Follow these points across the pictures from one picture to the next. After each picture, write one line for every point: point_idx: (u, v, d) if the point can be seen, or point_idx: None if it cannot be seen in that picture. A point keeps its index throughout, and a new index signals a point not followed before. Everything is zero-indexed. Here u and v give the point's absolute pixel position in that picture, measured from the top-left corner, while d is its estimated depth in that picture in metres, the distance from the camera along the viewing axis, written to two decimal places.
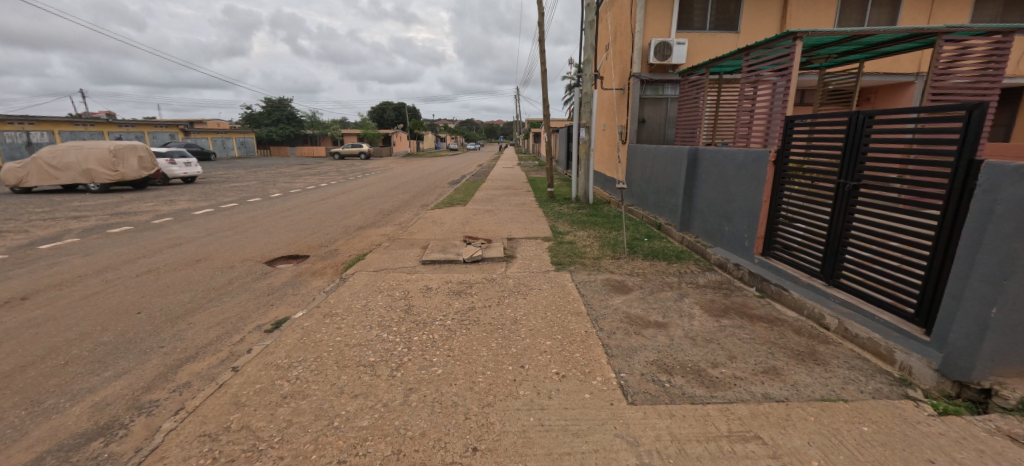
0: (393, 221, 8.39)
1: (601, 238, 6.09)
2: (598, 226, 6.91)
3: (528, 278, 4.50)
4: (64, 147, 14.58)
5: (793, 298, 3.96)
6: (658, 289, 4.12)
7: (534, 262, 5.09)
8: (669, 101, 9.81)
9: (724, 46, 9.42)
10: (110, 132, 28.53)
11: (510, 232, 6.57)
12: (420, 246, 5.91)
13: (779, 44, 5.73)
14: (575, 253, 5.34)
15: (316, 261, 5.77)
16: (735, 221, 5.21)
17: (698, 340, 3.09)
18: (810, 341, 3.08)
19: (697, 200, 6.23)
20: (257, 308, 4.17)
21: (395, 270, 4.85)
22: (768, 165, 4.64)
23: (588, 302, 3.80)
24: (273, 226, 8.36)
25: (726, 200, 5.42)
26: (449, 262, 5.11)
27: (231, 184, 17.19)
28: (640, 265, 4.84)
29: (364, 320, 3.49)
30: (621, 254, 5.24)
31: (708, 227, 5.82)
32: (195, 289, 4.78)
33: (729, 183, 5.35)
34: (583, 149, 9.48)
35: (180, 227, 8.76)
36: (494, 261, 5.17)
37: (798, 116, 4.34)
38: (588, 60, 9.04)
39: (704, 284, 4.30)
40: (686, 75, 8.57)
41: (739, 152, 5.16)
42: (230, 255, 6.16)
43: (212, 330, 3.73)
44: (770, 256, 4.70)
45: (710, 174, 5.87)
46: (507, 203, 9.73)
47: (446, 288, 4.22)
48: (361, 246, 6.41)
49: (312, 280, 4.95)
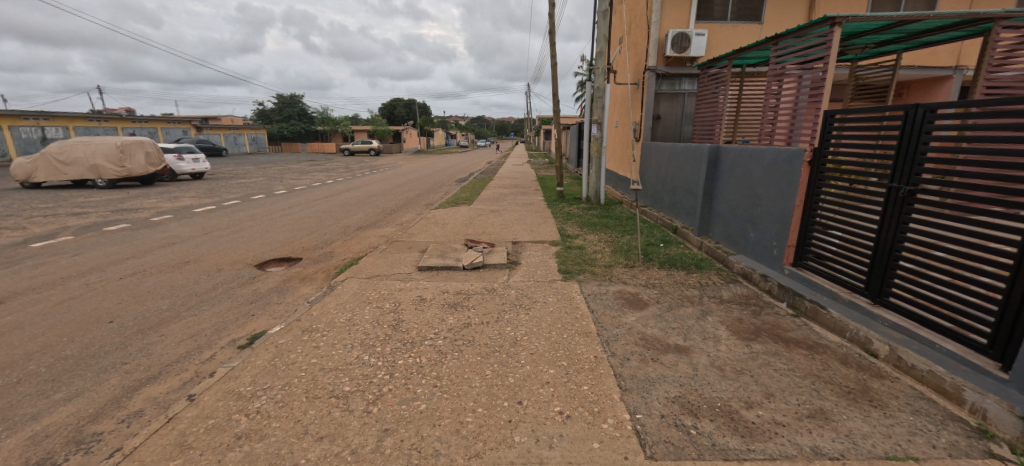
0: (394, 221, 8.04)
1: (614, 243, 5.64)
2: (609, 229, 6.46)
3: (531, 289, 4.08)
4: (73, 142, 14.56)
5: (831, 317, 3.48)
6: (677, 304, 3.68)
7: (540, 270, 4.67)
8: (686, 96, 9.26)
9: (746, 38, 8.85)
10: (123, 128, 28.88)
11: (516, 235, 6.16)
12: (419, 250, 5.54)
13: (811, 32, 5.22)
14: (585, 260, 4.90)
15: (309, 265, 5.44)
16: (763, 227, 4.70)
17: (726, 371, 2.65)
18: (861, 376, 2.63)
19: (718, 202, 5.72)
20: (237, 319, 3.84)
21: (389, 277, 4.47)
22: (803, 166, 4.13)
23: (598, 320, 3.36)
24: (271, 225, 8.08)
25: (752, 203, 4.93)
26: (447, 269, 4.71)
27: (238, 180, 17.07)
28: (656, 275, 4.39)
29: (346, 338, 3.11)
30: (635, 261, 4.80)
31: (731, 233, 5.32)
32: (176, 295, 4.48)
33: (756, 184, 4.85)
34: (595, 146, 9.00)
35: (178, 225, 8.54)
36: (496, 268, 4.76)
37: (839, 110, 3.83)
38: (600, 53, 8.54)
39: (728, 298, 3.83)
40: (706, 68, 8.08)
41: (767, 151, 4.66)
42: (220, 256, 5.87)
43: (183, 344, 3.41)
44: (803, 267, 4.23)
45: (733, 174, 5.37)
46: (514, 203, 9.32)
47: (441, 300, 3.82)
48: (358, 248, 6.06)
49: (300, 287, 4.60)
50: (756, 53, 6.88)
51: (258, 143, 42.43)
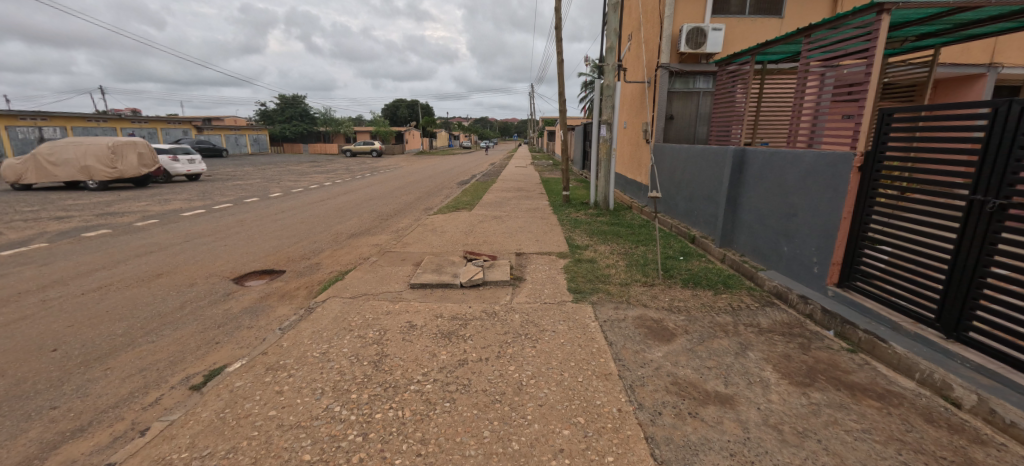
0: (390, 228, 7.53)
1: (629, 256, 5.09)
2: (622, 239, 5.91)
3: (538, 314, 3.54)
4: (63, 143, 14.15)
5: (894, 352, 2.92)
6: (710, 335, 3.13)
7: (547, 288, 4.12)
8: (700, 95, 8.71)
9: (766, 32, 8.30)
10: (122, 128, 28.66)
11: (520, 246, 5.62)
12: (413, 263, 5.00)
13: (848, 22, 4.70)
14: (598, 277, 4.35)
15: (291, 279, 4.92)
16: (800, 241, 4.15)
17: (785, 434, 2.10)
18: (959, 443, 2.08)
19: (742, 211, 5.19)
20: (198, 348, 3.33)
21: (376, 297, 3.94)
22: (852, 172, 3.57)
23: (619, 357, 2.82)
24: (259, 232, 7.61)
25: (786, 213, 4.37)
26: (443, 288, 4.18)
27: (234, 182, 16.59)
28: (680, 296, 3.85)
29: (316, 380, 2.58)
30: (655, 279, 4.25)
31: (761, 245, 4.76)
32: (137, 316, 3.99)
33: (791, 192, 4.29)
34: (604, 148, 8.46)
35: (162, 231, 8.07)
36: (497, 286, 4.22)
37: (897, 109, 3.27)
38: (611, 48, 8.00)
39: (768, 328, 3.27)
40: (724, 65, 7.54)
41: (806, 154, 4.10)
42: (195, 268, 5.37)
43: (127, 383, 2.88)
44: (851, 288, 3.67)
45: (762, 181, 4.81)
46: (517, 208, 8.78)
47: (434, 328, 3.28)
48: (347, 259, 5.54)
49: (277, 307, 4.08)
50: (781, 49, 6.34)
51: (260, 144, 42.16)
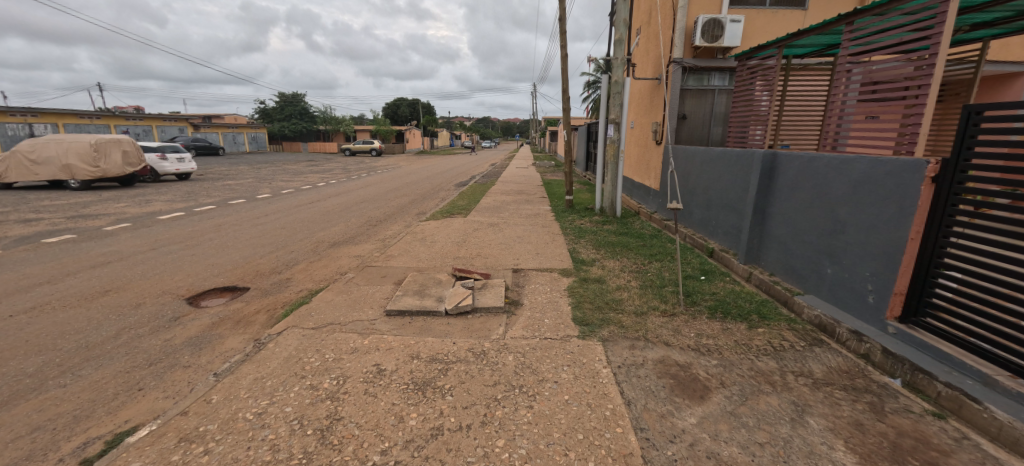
0: (376, 235, 6.88)
1: (643, 274, 4.44)
2: (633, 253, 5.25)
3: (537, 355, 2.88)
4: (44, 140, 13.54)
5: (992, 418, 2.30)
6: (753, 390, 2.48)
7: (548, 318, 3.46)
8: (715, 93, 8.05)
9: (789, 25, 7.64)
10: (116, 125, 28.18)
11: (518, 261, 4.96)
12: (394, 282, 4.34)
13: (898, 7, 4.03)
14: (608, 304, 3.68)
15: (253, 299, 4.28)
16: (848, 263, 3.52)
17: None
18: None
19: (770, 223, 4.56)
20: (115, 397, 2.69)
21: (342, 329, 3.28)
22: (924, 183, 2.92)
23: (641, 425, 2.17)
24: (234, 239, 6.98)
25: (830, 230, 3.72)
26: (424, 316, 3.52)
27: (223, 182, 15.98)
28: (708, 331, 3.20)
29: (238, 460, 1.94)
30: (677, 308, 3.58)
31: (797, 266, 4.12)
32: (59, 347, 3.35)
33: (837, 206, 3.64)
34: (611, 150, 7.79)
35: (130, 236, 7.44)
36: (489, 314, 3.56)
37: (989, 108, 2.64)
38: (619, 41, 7.34)
39: (824, 379, 2.62)
40: (744, 60, 6.88)
41: (858, 161, 3.46)
42: (149, 284, 4.74)
43: (4, 454, 2.23)
44: (915, 324, 3.05)
45: (797, 190, 4.16)
46: (516, 214, 8.13)
47: (405, 376, 2.62)
48: (320, 274, 4.89)
49: (228, 337, 3.44)
50: (811, 38, 5.72)
51: (258, 143, 41.66)
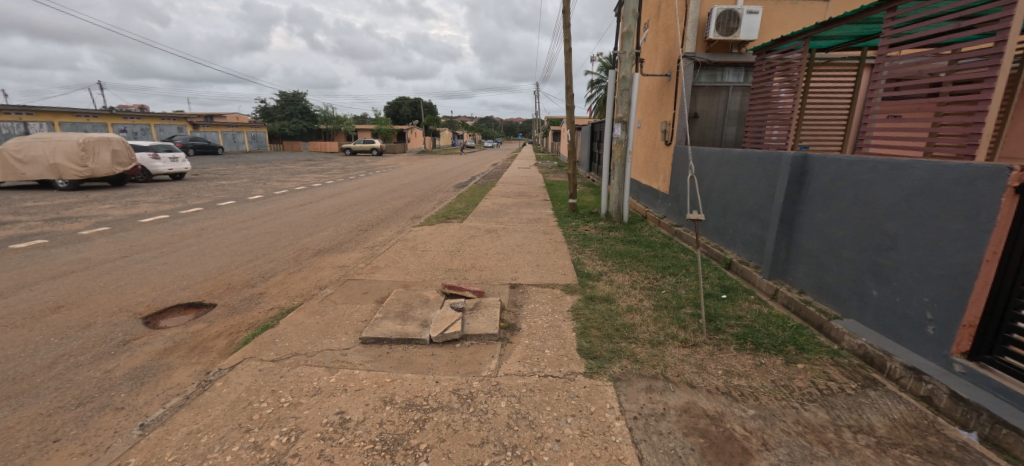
0: (365, 242, 6.40)
1: (655, 292, 3.93)
2: (644, 265, 4.74)
3: (536, 400, 2.38)
4: (31, 139, 13.12)
5: None
6: (805, 454, 1.98)
7: (548, 349, 2.96)
8: (729, 90, 7.52)
9: (810, 17, 7.11)
10: (114, 124, 27.90)
11: (516, 275, 4.47)
12: (376, 299, 3.85)
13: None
14: (619, 331, 3.17)
15: (217, 319, 3.80)
16: (899, 285, 3.03)
17: None
18: None
19: (800, 234, 4.06)
20: (20, 453, 2.21)
21: (307, 362, 2.79)
22: (1006, 195, 2.40)
23: None
24: (213, 245, 6.51)
25: (877, 246, 3.20)
26: (404, 346, 3.03)
27: (217, 183, 15.55)
28: (739, 368, 2.70)
29: None
30: (698, 336, 3.08)
31: (833, 285, 3.61)
32: None
33: (886, 219, 3.13)
34: (618, 150, 7.28)
35: (105, 241, 6.99)
36: (480, 343, 3.07)
37: None
38: (627, 33, 6.82)
39: (890, 438, 2.12)
40: (763, 53, 6.34)
41: (915, 166, 2.94)
42: (106, 299, 4.27)
43: None
44: (989, 363, 2.54)
45: (834, 198, 3.65)
46: (516, 219, 7.62)
47: (372, 430, 2.14)
48: (297, 289, 4.41)
49: (176, 370, 2.95)
50: (841, 29, 5.18)
51: (258, 143, 41.33)
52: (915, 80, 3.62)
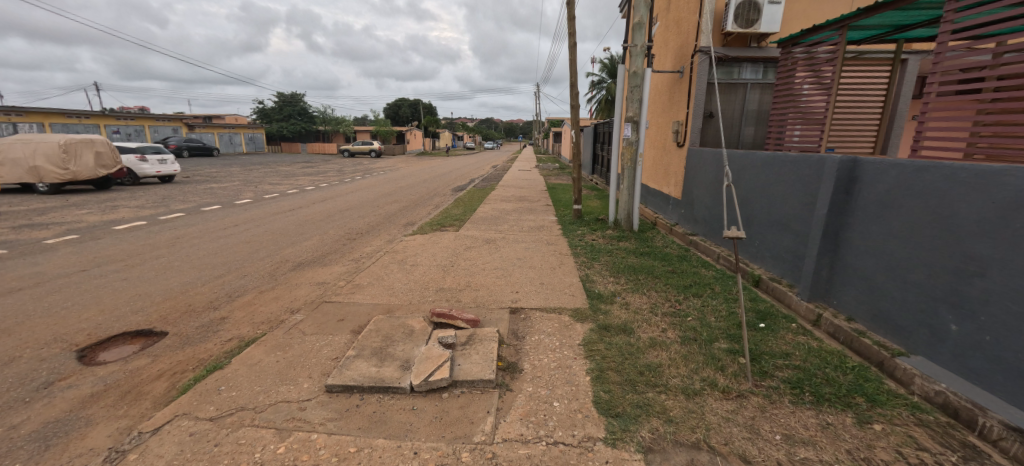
0: (351, 254, 5.83)
1: (680, 320, 3.35)
2: (663, 285, 4.15)
3: None
4: (10, 140, 12.54)
5: None
6: None
7: (558, 401, 2.37)
8: (747, 88, 6.96)
9: (836, 9, 6.54)
10: (106, 124, 27.29)
11: (517, 297, 3.89)
12: (352, 330, 3.27)
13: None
14: (643, 375, 2.58)
15: (165, 353, 3.21)
16: (989, 322, 2.45)
17: None
18: None
19: (848, 253, 3.47)
20: None
21: (255, 421, 2.22)
22: None
23: None
24: (186, 257, 5.93)
25: (957, 273, 2.61)
26: (380, 395, 2.46)
27: (205, 186, 14.96)
28: (801, 431, 2.12)
29: None
30: (741, 384, 2.50)
31: (895, 314, 3.02)
32: None
33: (973, 239, 2.54)
34: (627, 152, 6.69)
35: (69, 252, 6.41)
36: (473, 392, 2.49)
37: None
38: (639, 24, 6.24)
39: None
40: (787, 46, 5.73)
41: (1015, 174, 2.36)
42: (43, 326, 3.68)
43: None
44: None
45: (894, 212, 3.06)
46: (517, 228, 7.04)
47: None
48: (264, 313, 3.82)
49: (93, 429, 2.36)
50: (882, 16, 4.55)
51: (256, 143, 40.75)
52: (948, 74, 2.98)
